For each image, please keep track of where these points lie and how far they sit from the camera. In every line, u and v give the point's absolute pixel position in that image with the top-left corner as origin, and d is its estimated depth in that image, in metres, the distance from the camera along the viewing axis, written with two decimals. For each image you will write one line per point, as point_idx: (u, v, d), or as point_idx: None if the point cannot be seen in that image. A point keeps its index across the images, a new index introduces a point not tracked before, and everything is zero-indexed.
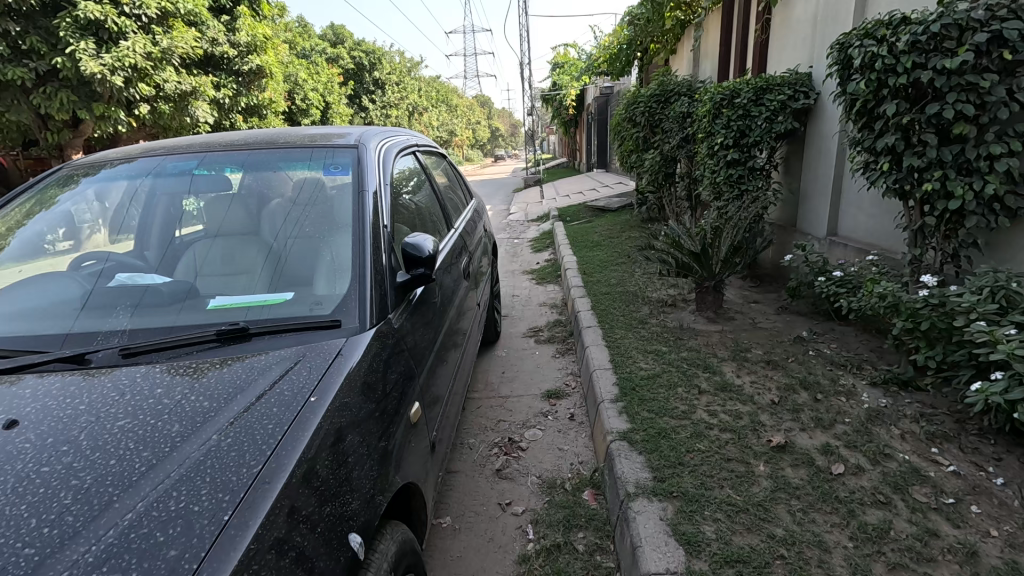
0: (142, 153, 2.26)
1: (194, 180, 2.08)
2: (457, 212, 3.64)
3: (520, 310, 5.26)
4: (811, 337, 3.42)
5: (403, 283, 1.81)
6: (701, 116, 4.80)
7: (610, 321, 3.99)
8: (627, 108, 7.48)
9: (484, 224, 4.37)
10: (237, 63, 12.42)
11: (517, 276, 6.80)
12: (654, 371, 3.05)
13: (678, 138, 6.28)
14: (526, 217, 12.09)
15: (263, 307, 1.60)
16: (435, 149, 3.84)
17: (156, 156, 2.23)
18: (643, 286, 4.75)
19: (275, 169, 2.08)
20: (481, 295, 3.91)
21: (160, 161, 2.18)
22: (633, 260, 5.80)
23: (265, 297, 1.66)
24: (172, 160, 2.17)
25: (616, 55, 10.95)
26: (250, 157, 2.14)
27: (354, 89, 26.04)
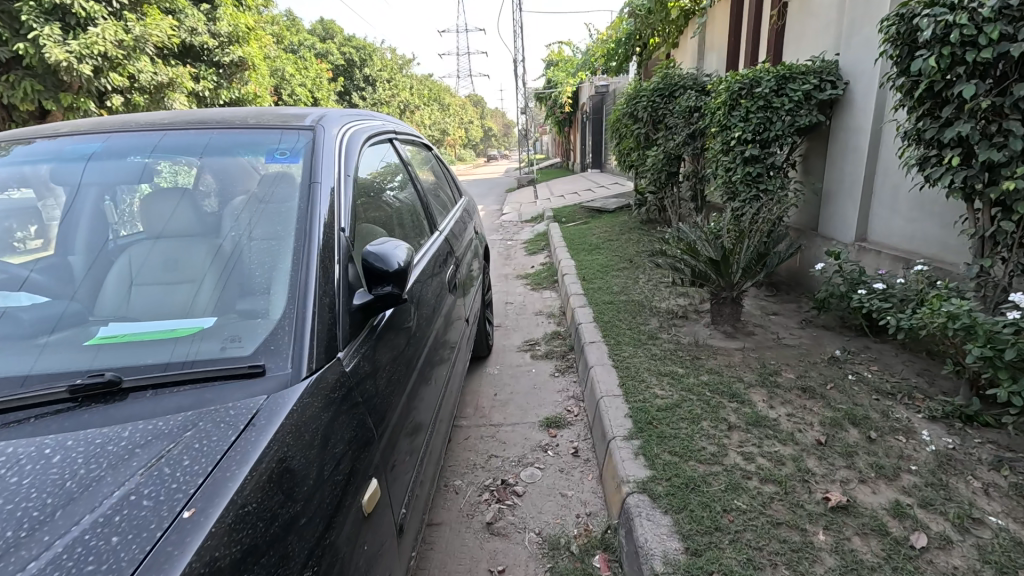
0: (54, 132, 1.78)
1: (114, 167, 1.61)
2: (443, 212, 3.18)
3: (514, 319, 4.80)
4: (845, 357, 3.01)
5: (364, 306, 1.35)
6: (713, 108, 4.38)
7: (616, 335, 3.55)
8: (628, 103, 7.05)
9: (475, 225, 3.91)
10: (219, 54, 11.83)
11: (510, 281, 6.34)
12: (672, 399, 2.62)
13: (684, 134, 5.85)
14: (520, 218, 11.64)
15: (165, 340, 1.16)
16: (421, 141, 3.41)
17: (76, 133, 1.76)
18: (650, 295, 4.33)
19: (223, 150, 1.63)
20: (471, 306, 3.46)
21: (83, 139, 1.71)
22: (636, 266, 5.37)
23: (177, 325, 1.23)
24: (100, 139, 1.71)
25: (614, 49, 10.53)
26: (194, 136, 1.68)
27: (344, 86, 25.47)
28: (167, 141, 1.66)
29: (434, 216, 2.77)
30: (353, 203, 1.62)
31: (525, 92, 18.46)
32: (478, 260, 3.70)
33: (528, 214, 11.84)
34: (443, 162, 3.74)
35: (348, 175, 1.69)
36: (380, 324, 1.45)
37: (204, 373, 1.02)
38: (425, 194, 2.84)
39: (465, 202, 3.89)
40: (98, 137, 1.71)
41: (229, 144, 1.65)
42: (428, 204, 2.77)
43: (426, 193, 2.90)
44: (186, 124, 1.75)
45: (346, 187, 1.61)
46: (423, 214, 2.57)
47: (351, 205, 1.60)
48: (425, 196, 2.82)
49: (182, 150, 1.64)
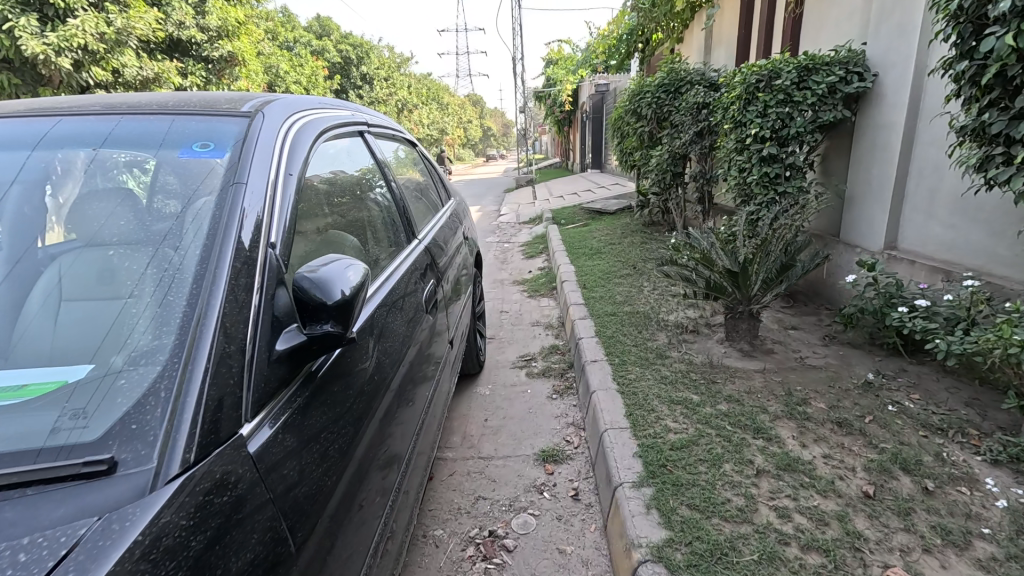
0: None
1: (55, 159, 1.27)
2: (428, 217, 2.83)
3: (509, 331, 4.45)
4: (879, 381, 2.68)
5: (294, 349, 0.99)
6: (726, 103, 4.04)
7: (621, 353, 3.20)
8: (630, 100, 6.70)
9: (465, 229, 3.56)
10: (207, 49, 11.46)
11: (506, 288, 5.99)
12: (688, 435, 2.27)
13: (691, 132, 5.50)
14: (517, 220, 11.28)
15: (19, 402, 0.84)
16: (407, 136, 3.08)
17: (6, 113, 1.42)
18: (656, 306, 3.99)
19: (170, 139, 1.31)
20: (460, 320, 3.12)
21: (9, 122, 1.38)
22: (640, 274, 5.03)
23: (48, 375, 0.90)
24: (45, 122, 1.37)
25: (615, 45, 10.17)
26: (148, 122, 1.36)
27: (340, 84, 25.10)
28: (117, 125, 1.35)
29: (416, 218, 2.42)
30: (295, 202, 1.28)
31: (524, 90, 18.10)
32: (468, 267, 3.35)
33: (526, 215, 11.48)
34: (433, 163, 3.43)
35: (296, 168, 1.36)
36: (323, 367, 1.11)
37: (9, 473, 0.70)
38: (407, 195, 2.50)
39: (455, 204, 3.55)
40: (38, 119, 1.38)
41: (181, 132, 1.33)
42: (410, 206, 2.44)
43: (407, 194, 2.56)
44: (137, 105, 1.44)
45: (289, 183, 1.28)
46: (404, 216, 2.24)
47: (292, 206, 1.27)
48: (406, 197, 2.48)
49: (138, 141, 1.31)
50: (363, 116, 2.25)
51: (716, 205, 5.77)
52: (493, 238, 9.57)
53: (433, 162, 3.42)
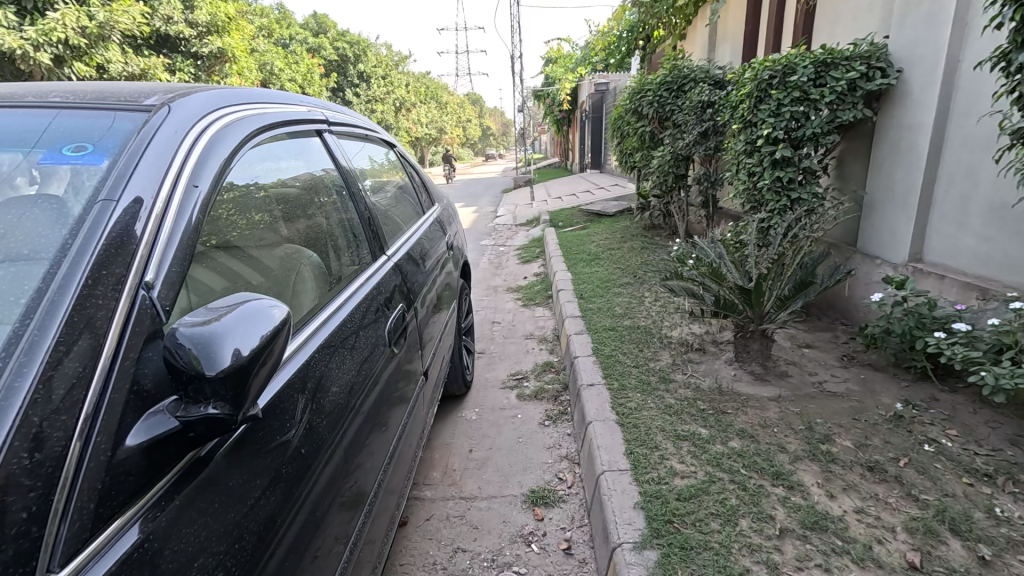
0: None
1: None
2: (406, 226, 2.54)
3: (500, 345, 4.16)
4: (909, 411, 2.39)
5: (150, 436, 0.72)
6: (734, 102, 3.75)
7: (620, 375, 2.92)
8: (631, 97, 6.39)
9: (452, 237, 3.26)
10: (197, 45, 11.17)
11: (500, 295, 5.69)
12: (697, 480, 1.98)
13: (695, 132, 5.20)
14: (514, 222, 10.99)
15: None
16: (384, 135, 2.79)
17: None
18: (658, 321, 3.70)
19: (108, 139, 1.02)
20: (442, 339, 2.83)
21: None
22: (640, 283, 4.73)
23: None
24: None
25: (615, 43, 9.88)
26: (90, 117, 1.08)
27: (337, 82, 24.78)
28: (55, 119, 1.09)
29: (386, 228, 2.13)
30: (199, 219, 1.01)
31: (522, 89, 17.81)
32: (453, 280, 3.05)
33: (523, 217, 11.19)
34: (415, 166, 3.15)
35: (209, 174, 1.09)
36: (218, 451, 0.83)
37: None
38: (377, 203, 2.22)
39: (440, 210, 3.27)
40: None
41: (122, 131, 1.04)
42: (380, 216, 2.15)
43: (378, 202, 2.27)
44: (97, 95, 1.17)
45: (191, 194, 1.00)
46: (371, 228, 1.95)
47: (194, 222, 0.99)
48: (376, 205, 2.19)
49: (70, 141, 1.02)
50: (323, 113, 1.97)
51: (721, 209, 5.48)
52: (488, 240, 9.28)
53: (414, 165, 3.13)
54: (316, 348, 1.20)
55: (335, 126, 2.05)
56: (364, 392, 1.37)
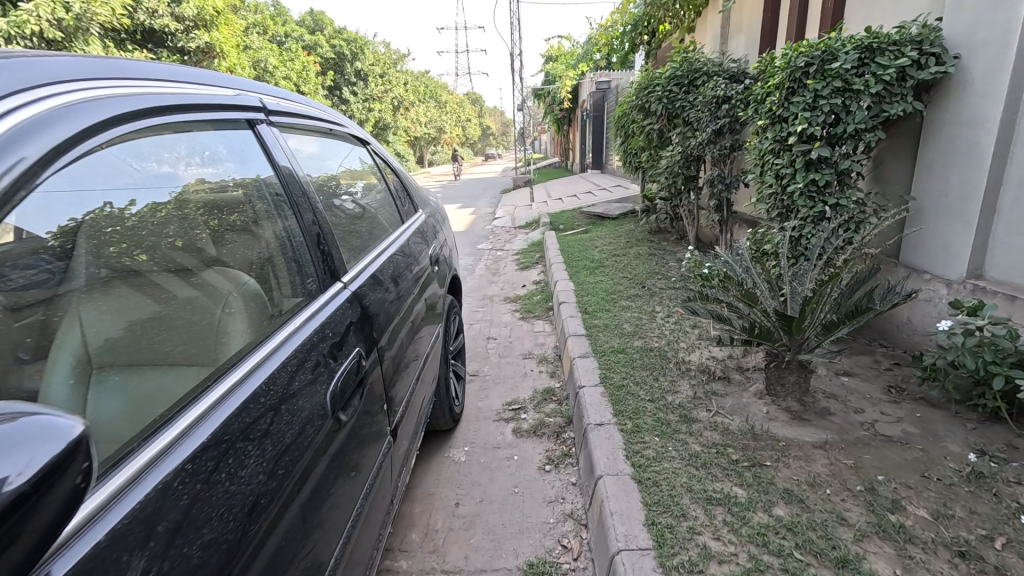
0: None
1: None
2: (379, 237, 2.11)
3: (495, 366, 3.73)
4: (987, 466, 1.97)
5: None
6: (760, 94, 3.32)
7: (634, 412, 2.49)
8: (638, 92, 5.96)
9: (438, 248, 2.83)
10: (184, 39, 10.81)
11: (496, 306, 5.26)
12: (739, 569, 1.56)
13: (709, 131, 4.77)
14: (513, 224, 10.58)
15: None
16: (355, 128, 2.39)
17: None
18: (673, 343, 3.28)
19: None
20: (426, 369, 2.41)
21: None
22: (650, 297, 4.31)
23: None
24: None
25: (618, 38, 9.43)
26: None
27: (333, 80, 24.40)
28: None
29: (347, 241, 1.70)
30: (46, 237, 0.83)
31: (522, 88, 17.39)
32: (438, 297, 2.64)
33: (523, 219, 10.76)
34: (395, 165, 2.74)
35: (73, 133, 0.83)
36: None
37: None
38: (337, 207, 1.80)
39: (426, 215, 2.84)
40: None
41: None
42: (340, 227, 1.71)
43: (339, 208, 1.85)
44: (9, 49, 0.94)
45: None
46: (330, 240, 1.53)
47: (42, 239, 0.83)
48: (335, 211, 1.76)
49: None
50: (270, 99, 1.58)
51: (736, 214, 5.06)
52: (486, 244, 8.86)
53: (394, 164, 2.72)
54: (183, 462, 0.82)
55: (287, 116, 1.65)
56: (270, 513, 0.95)
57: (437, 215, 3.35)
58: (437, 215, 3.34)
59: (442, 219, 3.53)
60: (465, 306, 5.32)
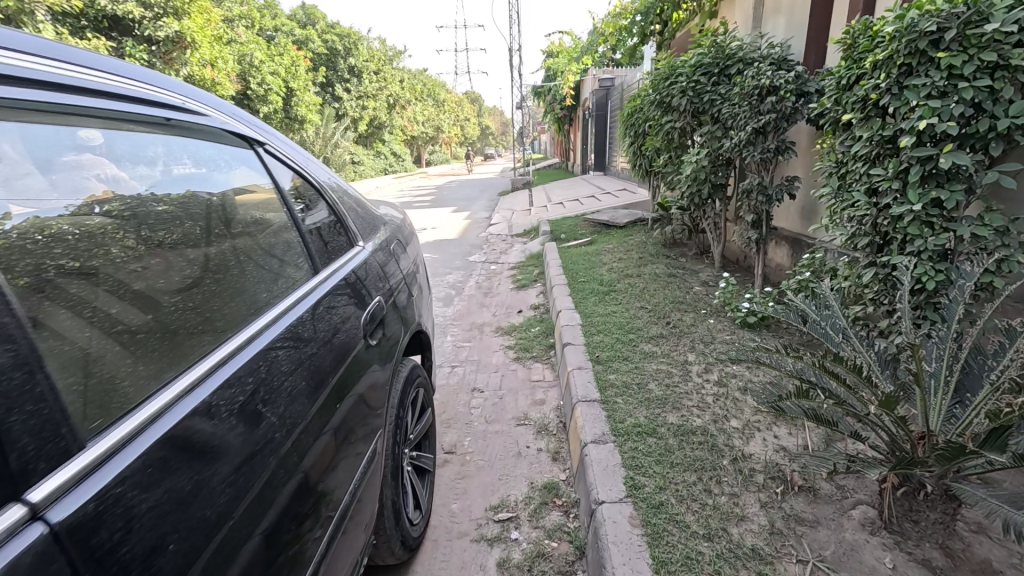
0: None
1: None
2: (249, 302, 1.18)
3: (480, 438, 2.84)
4: None
5: None
6: (846, 76, 2.37)
7: (681, 564, 1.61)
8: (655, 84, 5.03)
9: (396, 296, 1.93)
10: (150, 27, 9.98)
11: (485, 341, 4.35)
12: None
13: (749, 130, 3.87)
14: (510, 231, 9.71)
15: None
16: (229, 113, 1.47)
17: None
18: (720, 421, 2.39)
19: None
20: (376, 484, 1.57)
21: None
22: (676, 340, 3.40)
23: None
24: None
25: (627, 28, 8.49)
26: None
27: (325, 76, 23.53)
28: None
29: (85, 371, 0.79)
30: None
31: (521, 84, 16.45)
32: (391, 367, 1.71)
33: (520, 227, 9.83)
34: (313, 170, 1.82)
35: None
36: None
37: None
38: (102, 276, 0.90)
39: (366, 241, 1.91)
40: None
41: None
42: (87, 329, 0.82)
43: (121, 272, 0.94)
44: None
45: None
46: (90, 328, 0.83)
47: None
48: (85, 289, 0.86)
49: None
50: (38, 61, 0.86)
51: (774, 231, 4.24)
52: (479, 256, 7.93)
53: (310, 168, 1.80)
54: None
55: (69, 89, 0.91)
56: None
57: (395, 236, 2.40)
58: (394, 234, 2.40)
59: (404, 240, 2.59)
60: (448, 340, 4.40)
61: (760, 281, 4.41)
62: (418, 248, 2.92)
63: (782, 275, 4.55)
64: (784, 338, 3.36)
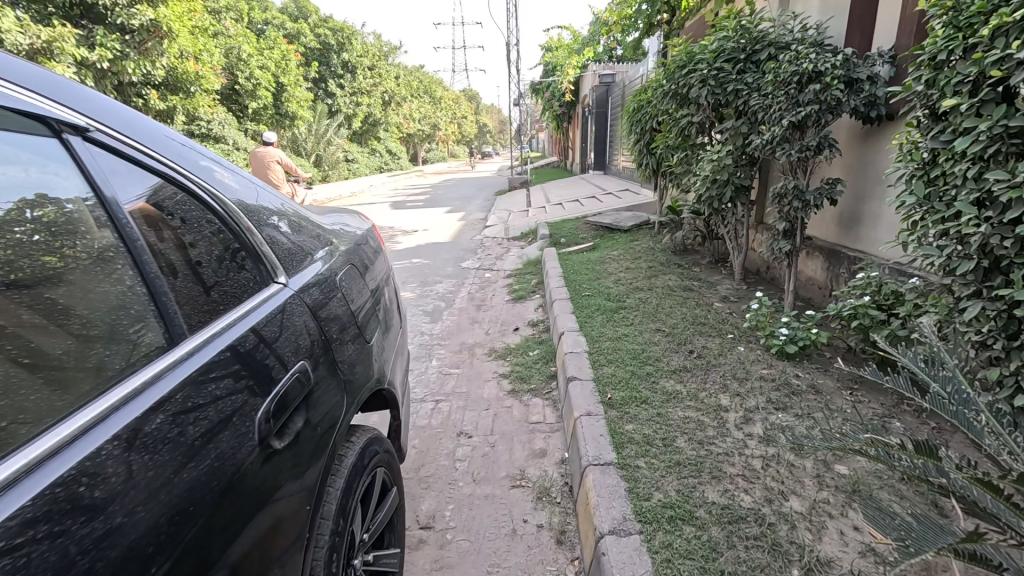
0: None
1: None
2: (24, 406, 0.71)
3: (466, 507, 2.27)
4: None
5: None
6: (947, 50, 1.79)
7: None
8: (670, 73, 4.42)
9: (340, 353, 1.35)
10: (123, 15, 9.39)
11: (476, 367, 3.77)
12: None
13: (785, 124, 3.28)
14: (507, 234, 9.14)
15: None
16: (54, 97, 0.94)
17: None
18: (777, 501, 1.83)
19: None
20: None
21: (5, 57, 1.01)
22: (704, 377, 2.82)
23: None
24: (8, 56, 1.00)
25: (631, 18, 7.87)
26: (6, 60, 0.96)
27: (317, 71, 22.89)
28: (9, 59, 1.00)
29: None
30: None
31: (518, 81, 15.85)
32: (314, 471, 1.12)
33: (516, 229, 9.22)
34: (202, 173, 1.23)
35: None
36: None
37: None
38: None
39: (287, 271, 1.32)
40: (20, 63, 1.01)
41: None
42: None
43: None
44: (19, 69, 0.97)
45: None
46: None
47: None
48: None
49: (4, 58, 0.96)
50: None
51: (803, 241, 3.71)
52: (472, 262, 7.32)
53: (194, 169, 1.21)
54: None
55: None
56: None
57: (350, 258, 1.81)
58: (349, 255, 1.81)
59: (365, 260, 1.98)
60: (432, 366, 3.81)
61: (791, 298, 3.87)
62: (387, 266, 2.33)
63: (814, 290, 4.02)
64: (834, 375, 2.79)
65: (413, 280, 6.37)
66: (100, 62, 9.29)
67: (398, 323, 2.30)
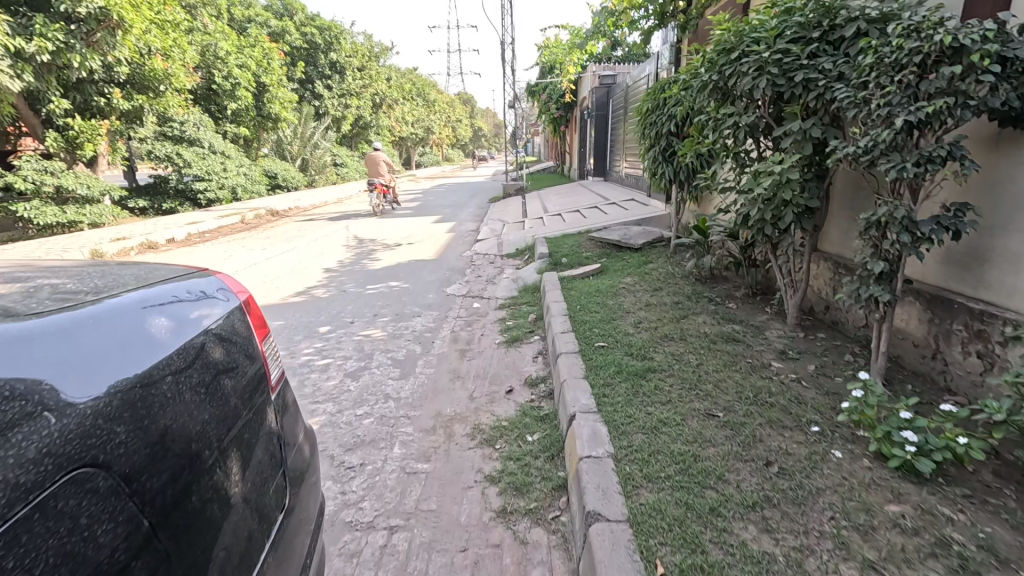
0: None
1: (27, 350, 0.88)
2: None
3: None
4: None
5: None
6: None
7: None
8: (712, 59, 3.40)
9: None
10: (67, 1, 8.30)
11: (453, 459, 2.73)
12: None
13: (897, 126, 2.26)
14: (500, 251, 8.10)
15: None
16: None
17: None
18: None
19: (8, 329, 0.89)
20: None
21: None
22: (801, 521, 1.80)
23: None
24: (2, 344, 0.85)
25: (642, 6, 6.80)
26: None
27: (302, 71, 21.77)
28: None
29: None
30: None
31: (514, 82, 14.83)
32: None
33: (510, 245, 8.18)
34: None
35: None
36: None
37: None
38: None
39: None
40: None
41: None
42: None
43: None
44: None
45: None
46: None
47: None
48: None
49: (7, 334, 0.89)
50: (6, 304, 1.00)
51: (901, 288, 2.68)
52: (458, 286, 6.27)
53: None
54: None
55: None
56: None
57: (66, 453, 0.78)
58: (81, 436, 0.81)
59: (163, 414, 0.96)
60: (392, 457, 2.76)
61: (883, 362, 2.81)
62: (257, 374, 1.31)
63: (906, 347, 3.02)
64: (1007, 519, 1.77)
65: (386, 312, 5.30)
66: (39, 54, 8.26)
67: (279, 495, 1.28)
